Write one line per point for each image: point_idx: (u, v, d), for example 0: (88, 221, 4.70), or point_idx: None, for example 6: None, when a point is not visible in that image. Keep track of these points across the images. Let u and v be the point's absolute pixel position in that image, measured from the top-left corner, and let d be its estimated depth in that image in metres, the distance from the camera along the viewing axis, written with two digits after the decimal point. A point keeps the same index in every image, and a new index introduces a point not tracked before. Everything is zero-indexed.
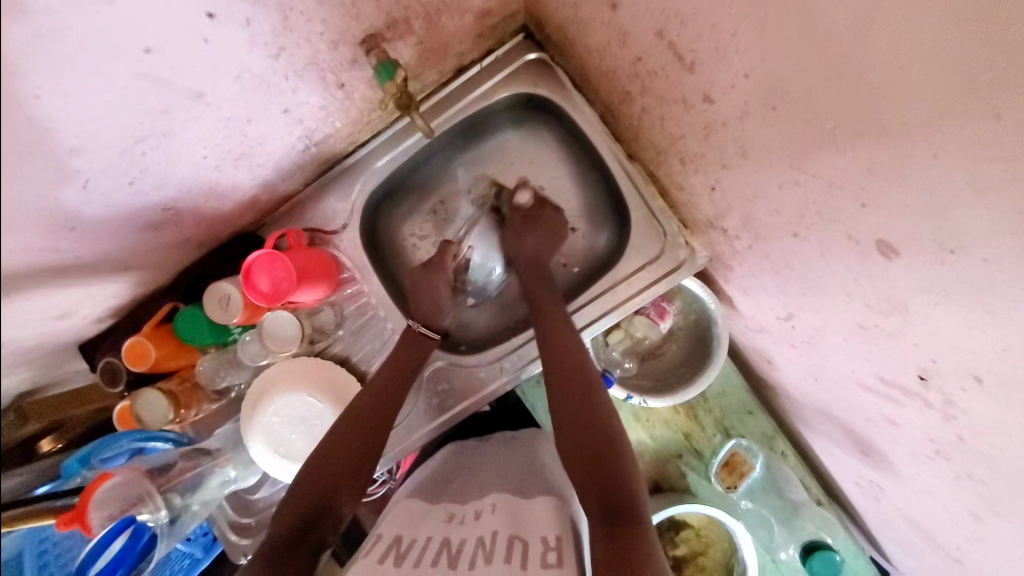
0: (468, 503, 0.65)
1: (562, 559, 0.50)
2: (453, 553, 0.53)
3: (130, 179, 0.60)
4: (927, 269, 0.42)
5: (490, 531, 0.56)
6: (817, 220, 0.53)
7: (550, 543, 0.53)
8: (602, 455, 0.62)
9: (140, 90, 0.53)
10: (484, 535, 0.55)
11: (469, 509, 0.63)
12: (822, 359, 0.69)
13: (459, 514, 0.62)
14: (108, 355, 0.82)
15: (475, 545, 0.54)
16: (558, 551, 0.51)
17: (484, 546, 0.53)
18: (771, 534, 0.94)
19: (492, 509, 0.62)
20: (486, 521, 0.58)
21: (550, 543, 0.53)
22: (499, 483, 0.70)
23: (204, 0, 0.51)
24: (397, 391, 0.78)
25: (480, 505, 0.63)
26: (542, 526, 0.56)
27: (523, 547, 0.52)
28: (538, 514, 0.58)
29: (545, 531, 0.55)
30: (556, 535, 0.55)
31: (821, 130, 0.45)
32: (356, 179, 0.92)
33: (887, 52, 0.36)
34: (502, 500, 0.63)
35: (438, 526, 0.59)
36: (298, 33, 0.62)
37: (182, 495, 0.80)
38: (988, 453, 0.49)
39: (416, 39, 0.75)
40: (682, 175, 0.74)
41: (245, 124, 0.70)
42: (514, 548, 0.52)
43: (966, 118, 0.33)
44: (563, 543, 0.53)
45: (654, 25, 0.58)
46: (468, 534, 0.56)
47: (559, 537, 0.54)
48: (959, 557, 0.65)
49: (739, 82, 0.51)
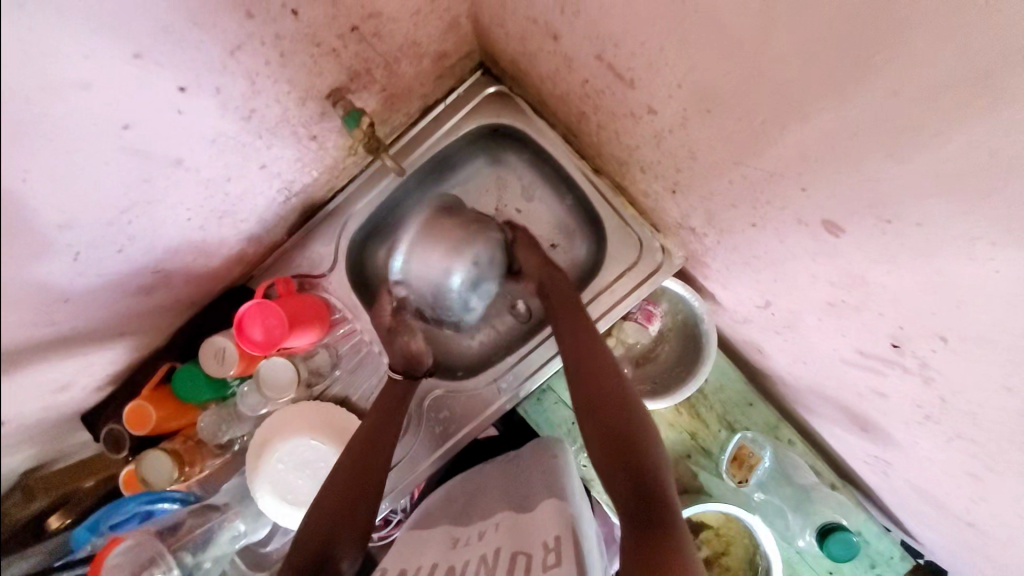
0: (471, 524, 0.66)
1: (561, 560, 0.51)
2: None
3: (118, 247, 0.63)
4: (873, 239, 0.45)
5: (492, 548, 0.57)
6: (769, 208, 0.56)
7: (550, 546, 0.54)
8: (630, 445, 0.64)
9: (123, 163, 0.56)
10: (487, 554, 0.57)
11: (472, 531, 0.64)
12: (804, 340, 0.71)
13: (463, 538, 0.63)
14: (111, 423, 0.84)
15: (480, 566, 0.55)
16: (557, 551, 0.53)
17: (487, 564, 0.55)
18: (788, 523, 0.94)
19: (495, 526, 0.63)
20: (488, 538, 0.60)
21: (550, 545, 0.54)
22: (500, 498, 0.70)
23: (175, 77, 0.55)
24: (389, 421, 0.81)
25: (484, 526, 0.64)
26: (541, 530, 0.57)
27: (526, 559, 0.53)
28: (540, 519, 0.59)
29: (544, 534, 0.56)
30: (555, 535, 0.56)
31: (753, 126, 0.49)
32: (338, 223, 0.95)
33: (788, 54, 0.39)
34: (504, 515, 0.64)
35: (441, 552, 0.61)
36: (266, 95, 0.67)
37: (193, 552, 0.81)
38: (971, 411, 0.50)
39: (379, 86, 0.79)
40: (644, 181, 0.78)
41: (226, 183, 0.73)
42: (517, 561, 0.53)
43: (869, 102, 0.36)
44: (562, 542, 0.54)
45: (593, 49, 0.62)
46: (473, 556, 0.58)
47: (558, 537, 0.55)
48: (972, 521, 0.64)
49: (674, 92, 0.55)
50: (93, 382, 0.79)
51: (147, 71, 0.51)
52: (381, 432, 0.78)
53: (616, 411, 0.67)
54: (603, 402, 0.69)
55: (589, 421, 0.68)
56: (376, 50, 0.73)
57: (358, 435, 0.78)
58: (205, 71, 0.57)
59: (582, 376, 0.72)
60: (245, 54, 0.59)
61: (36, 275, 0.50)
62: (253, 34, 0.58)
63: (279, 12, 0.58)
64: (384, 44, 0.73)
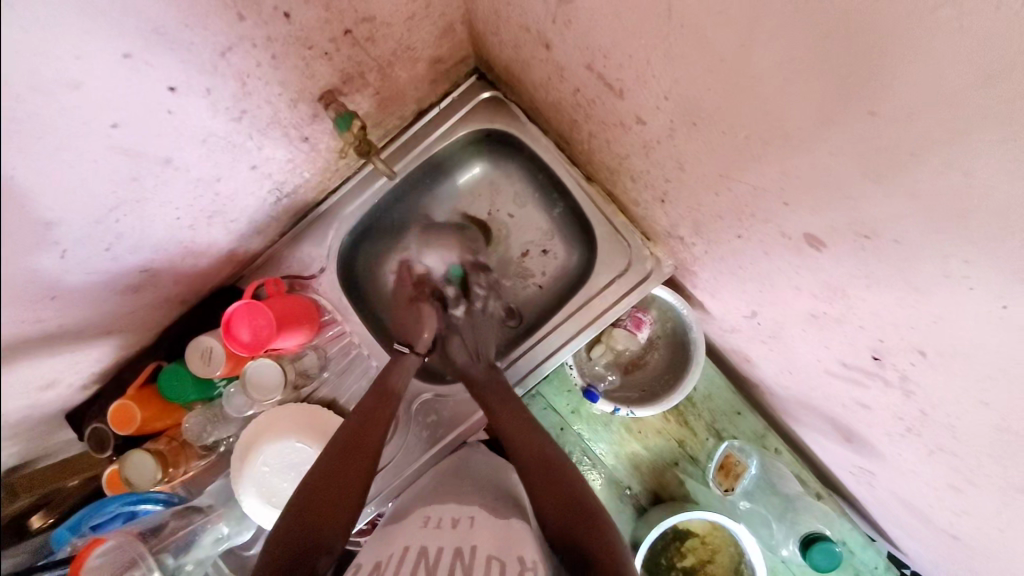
0: (446, 507, 0.67)
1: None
2: (431, 562, 0.53)
3: (105, 245, 0.62)
4: (853, 253, 0.45)
5: (470, 544, 0.56)
6: (753, 221, 0.56)
7: (527, 563, 0.53)
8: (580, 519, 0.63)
9: (110, 162, 0.56)
10: (463, 547, 0.56)
11: (446, 514, 0.65)
12: (789, 350, 0.72)
13: (435, 518, 0.64)
14: (96, 422, 0.83)
15: (454, 558, 0.54)
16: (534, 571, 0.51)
17: (463, 560, 0.53)
18: (772, 531, 0.94)
19: (470, 519, 0.63)
20: (466, 532, 0.59)
21: (526, 563, 0.53)
22: (476, 493, 0.71)
23: (164, 77, 0.55)
24: (376, 411, 0.79)
25: (457, 513, 0.65)
26: (518, 544, 0.57)
27: (500, 564, 0.52)
28: (517, 539, 0.58)
29: (520, 550, 0.55)
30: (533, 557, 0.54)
31: (736, 140, 0.49)
32: (330, 225, 0.95)
33: (769, 70, 0.40)
34: (479, 511, 0.65)
35: (414, 532, 0.61)
36: (257, 96, 0.67)
37: (174, 554, 0.80)
38: (951, 424, 0.50)
39: (373, 89, 0.80)
40: (635, 190, 0.79)
41: (215, 183, 0.73)
42: (492, 565, 0.52)
43: (846, 118, 0.37)
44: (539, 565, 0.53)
45: (583, 59, 0.63)
46: (448, 544, 0.57)
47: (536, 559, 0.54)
48: (955, 534, 0.65)
49: (661, 104, 0.56)
50: (80, 380, 0.78)
51: (137, 70, 0.51)
52: (368, 422, 0.77)
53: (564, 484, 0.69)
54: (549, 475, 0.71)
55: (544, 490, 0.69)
56: (369, 54, 0.73)
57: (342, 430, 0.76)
58: (195, 72, 0.57)
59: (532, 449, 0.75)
60: (235, 54, 0.59)
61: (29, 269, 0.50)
62: (244, 36, 0.58)
63: (271, 14, 0.58)
64: (378, 49, 0.73)
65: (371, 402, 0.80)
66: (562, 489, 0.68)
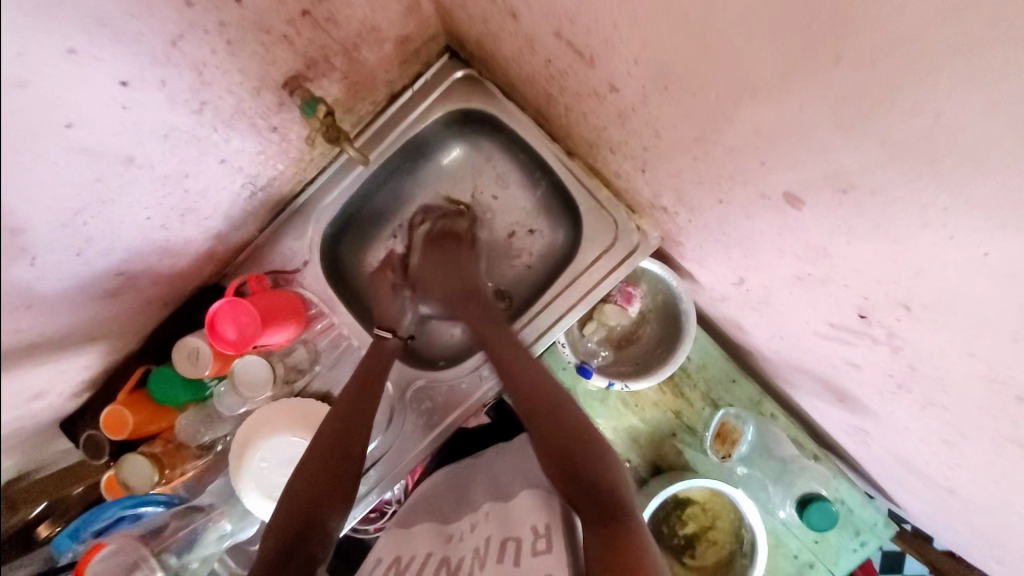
0: (462, 519, 0.67)
1: (551, 543, 0.54)
2: (453, 566, 0.56)
3: (76, 250, 0.60)
4: (833, 211, 0.44)
5: (486, 537, 0.58)
6: (732, 184, 0.55)
7: (540, 532, 0.56)
8: (570, 442, 0.65)
9: (72, 163, 0.53)
10: (479, 544, 0.58)
11: (464, 525, 0.65)
12: (778, 314, 0.71)
13: (455, 533, 0.64)
14: (90, 429, 0.83)
15: (472, 555, 0.56)
16: (547, 538, 0.55)
17: (480, 553, 0.56)
18: (769, 495, 0.96)
19: (484, 517, 0.64)
20: (480, 529, 0.61)
21: (539, 531, 0.56)
22: (489, 493, 0.72)
23: (114, 71, 0.52)
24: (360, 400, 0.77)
25: (474, 518, 0.66)
26: (524, 519, 0.59)
27: (516, 544, 0.55)
28: (524, 509, 0.61)
29: (534, 521, 0.58)
30: (544, 523, 0.58)
31: (706, 101, 0.48)
32: (309, 217, 0.93)
33: (731, 21, 0.38)
34: (493, 506, 0.66)
35: (434, 545, 0.62)
36: (217, 86, 0.64)
37: (178, 554, 0.79)
38: (939, 377, 0.50)
39: (339, 74, 0.77)
40: (615, 162, 0.77)
41: (184, 180, 0.71)
42: (509, 547, 0.55)
43: (814, 67, 0.35)
44: (551, 530, 0.57)
45: (551, 27, 0.60)
46: (469, 545, 0.58)
47: (548, 524, 0.58)
48: (950, 487, 0.65)
49: (632, 68, 0.54)
50: (70, 390, 0.78)
51: (86, 66, 0.49)
52: (365, 399, 0.77)
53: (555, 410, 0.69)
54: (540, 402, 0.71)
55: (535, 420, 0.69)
56: (331, 36, 0.71)
57: (329, 422, 0.74)
58: (147, 64, 0.55)
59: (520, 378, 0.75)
60: (188, 42, 0.57)
61: (12, 278, 0.49)
62: (195, 23, 0.55)
63: None
64: (340, 30, 0.71)
65: (360, 394, 0.78)
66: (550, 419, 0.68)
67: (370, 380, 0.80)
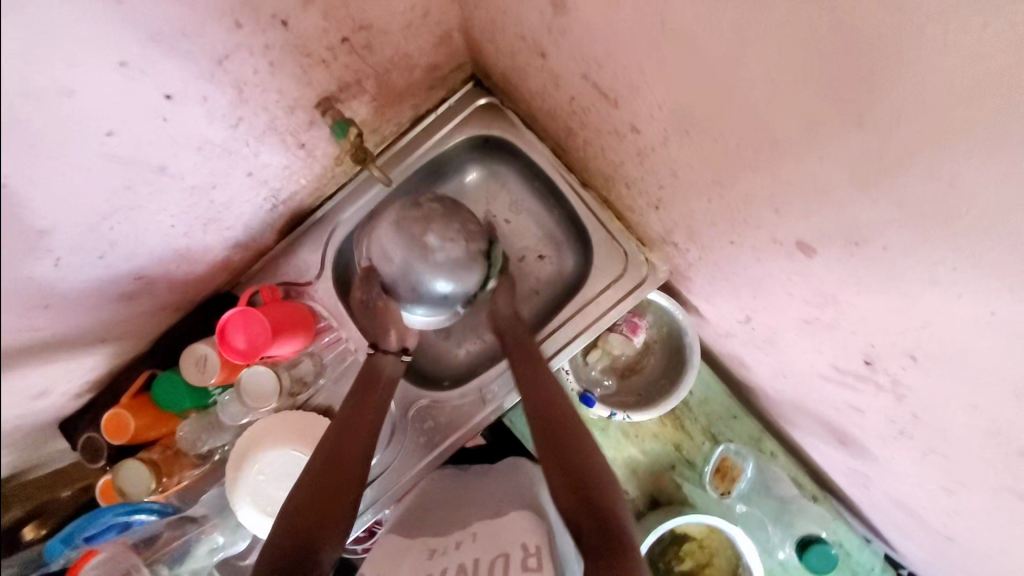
0: (448, 534, 0.67)
1: (541, 565, 0.54)
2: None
3: (98, 254, 0.61)
4: (844, 261, 0.46)
5: (471, 558, 0.57)
6: (746, 227, 0.57)
7: (530, 550, 0.56)
8: (591, 496, 0.63)
9: (105, 171, 0.55)
10: (466, 563, 0.57)
11: (450, 542, 0.64)
12: (783, 354, 0.73)
13: (440, 548, 0.63)
14: (90, 431, 0.83)
15: (460, 574, 0.55)
16: (537, 556, 0.55)
17: (467, 573, 0.55)
18: (768, 535, 0.96)
19: (473, 537, 0.63)
20: (466, 548, 0.60)
21: (529, 549, 0.57)
22: (476, 512, 0.71)
23: (160, 85, 0.54)
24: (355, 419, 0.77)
25: (461, 535, 0.65)
26: (513, 537, 0.59)
27: (505, 560, 0.55)
28: (510, 528, 0.61)
29: (523, 539, 0.59)
30: (534, 542, 0.58)
31: (727, 147, 0.50)
32: (325, 231, 0.95)
33: (758, 76, 0.41)
34: (480, 525, 0.65)
35: (418, 563, 0.60)
36: (254, 103, 0.67)
37: (169, 565, 0.79)
38: (942, 427, 0.51)
39: (369, 96, 0.80)
40: (630, 197, 0.79)
41: (211, 190, 0.73)
42: (498, 564, 0.54)
43: (835, 125, 0.38)
44: (541, 549, 0.56)
45: (578, 69, 0.64)
46: (452, 563, 0.58)
47: (537, 543, 0.58)
48: (951, 535, 0.65)
49: (655, 112, 0.57)
50: (74, 388, 0.78)
51: (134, 79, 0.51)
52: (359, 410, 0.78)
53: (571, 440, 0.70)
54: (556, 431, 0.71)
55: (549, 452, 0.69)
56: (366, 62, 0.74)
57: (329, 435, 0.75)
58: (192, 79, 0.57)
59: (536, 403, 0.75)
60: (233, 61, 0.59)
61: (31, 273, 0.49)
62: (241, 44, 0.58)
63: (269, 22, 0.59)
64: (375, 57, 0.74)
65: (358, 399, 0.80)
66: (566, 449, 0.68)
67: (364, 401, 0.80)
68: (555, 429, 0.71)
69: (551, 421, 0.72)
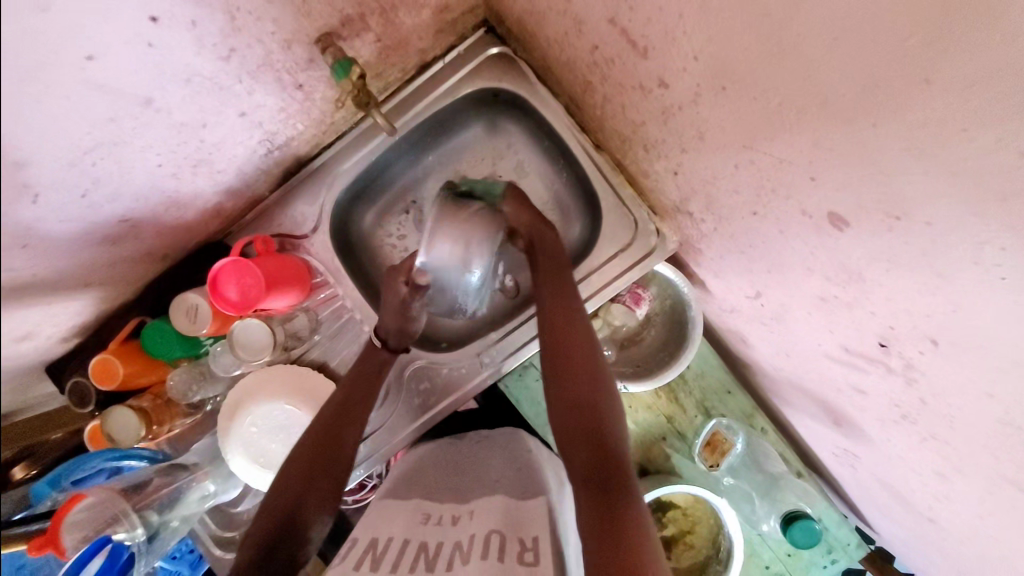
0: (443, 503, 0.66)
1: (538, 562, 0.52)
2: (431, 556, 0.54)
3: (82, 191, 0.56)
4: (878, 236, 0.44)
5: (468, 535, 0.56)
6: (773, 197, 0.55)
7: (527, 545, 0.54)
8: (592, 429, 0.65)
9: (88, 100, 0.50)
10: (462, 540, 0.56)
11: (444, 510, 0.64)
12: (790, 332, 0.71)
13: (434, 516, 0.62)
14: (78, 375, 0.79)
15: (453, 550, 0.54)
16: (535, 551, 0.53)
17: (461, 548, 0.54)
18: (754, 508, 0.97)
19: (470, 513, 0.62)
20: (468, 525, 0.59)
21: (528, 544, 0.55)
22: (483, 484, 0.71)
23: (144, 4, 0.49)
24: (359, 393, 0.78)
25: (460, 510, 0.64)
26: (526, 526, 0.58)
27: (500, 540, 0.55)
28: (525, 517, 0.60)
29: (524, 533, 0.57)
30: (534, 537, 0.56)
31: (765, 108, 0.47)
32: (323, 181, 0.91)
33: (821, 28, 0.37)
34: (482, 502, 0.64)
35: (410, 525, 0.60)
36: (248, 33, 0.61)
37: (159, 511, 0.77)
38: (950, 414, 0.50)
39: (373, 35, 0.74)
40: (646, 161, 0.75)
41: (201, 129, 0.68)
42: (492, 541, 0.54)
43: (899, 85, 0.35)
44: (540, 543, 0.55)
45: (607, 12, 0.59)
46: (449, 538, 0.57)
47: (537, 538, 0.56)
48: (932, 517, 0.66)
49: (689, 65, 0.53)
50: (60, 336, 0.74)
51: None
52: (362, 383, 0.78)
53: (581, 360, 0.70)
54: (564, 357, 0.71)
55: (554, 387, 0.70)
56: None
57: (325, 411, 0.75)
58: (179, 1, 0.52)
59: (554, 329, 0.73)
60: None
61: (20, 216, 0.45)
62: None
63: None
64: None
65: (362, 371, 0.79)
66: (574, 381, 0.69)
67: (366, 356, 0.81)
68: (570, 359, 0.71)
69: (565, 372, 0.70)
